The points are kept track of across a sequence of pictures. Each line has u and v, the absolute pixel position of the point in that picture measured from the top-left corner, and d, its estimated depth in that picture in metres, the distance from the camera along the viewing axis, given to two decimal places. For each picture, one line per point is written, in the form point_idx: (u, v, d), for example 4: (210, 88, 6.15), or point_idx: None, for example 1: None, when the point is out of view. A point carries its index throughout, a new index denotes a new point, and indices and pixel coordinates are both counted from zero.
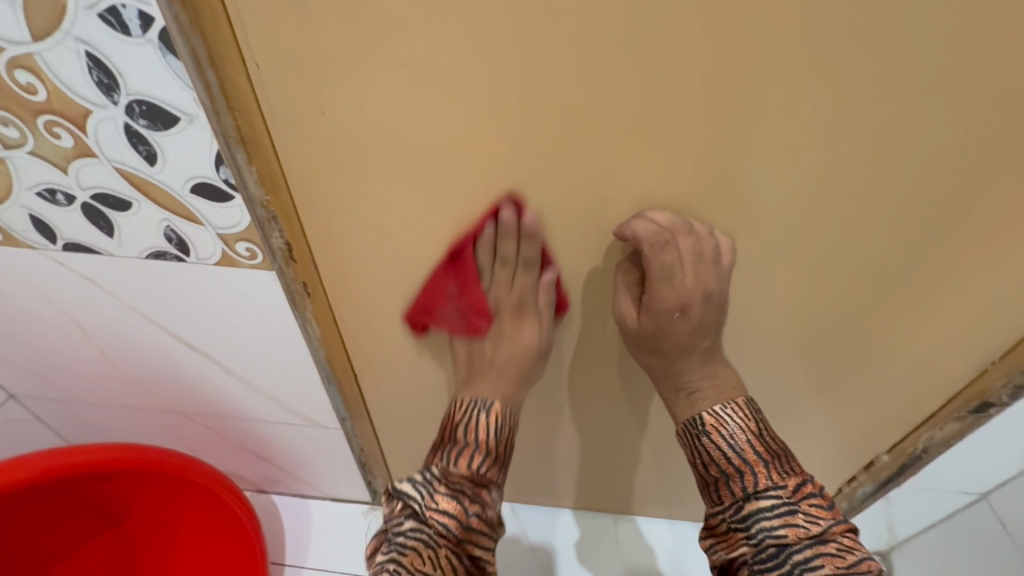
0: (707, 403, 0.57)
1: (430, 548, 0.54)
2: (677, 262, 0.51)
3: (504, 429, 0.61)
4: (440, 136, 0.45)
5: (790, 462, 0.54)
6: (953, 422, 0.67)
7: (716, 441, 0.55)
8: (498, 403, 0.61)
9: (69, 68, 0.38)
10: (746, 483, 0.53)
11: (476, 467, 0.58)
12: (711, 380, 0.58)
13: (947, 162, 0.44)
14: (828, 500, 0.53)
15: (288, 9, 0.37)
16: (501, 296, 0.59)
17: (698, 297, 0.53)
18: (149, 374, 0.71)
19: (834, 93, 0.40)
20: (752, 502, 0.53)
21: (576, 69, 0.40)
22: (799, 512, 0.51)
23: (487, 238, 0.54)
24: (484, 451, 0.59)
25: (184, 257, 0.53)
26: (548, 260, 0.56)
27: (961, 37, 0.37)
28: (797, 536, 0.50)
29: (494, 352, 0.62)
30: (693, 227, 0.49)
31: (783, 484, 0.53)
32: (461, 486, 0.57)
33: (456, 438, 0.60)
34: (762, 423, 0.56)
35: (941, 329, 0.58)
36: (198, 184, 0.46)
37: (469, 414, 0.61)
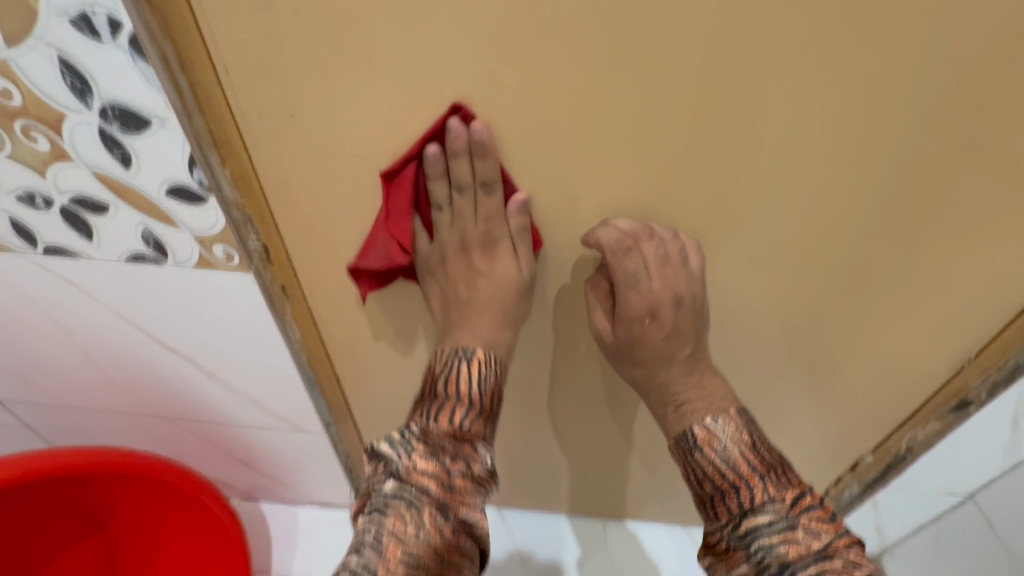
0: (698, 416, 0.56)
1: (413, 508, 0.49)
2: (643, 268, 0.51)
3: (490, 379, 0.56)
4: (408, 139, 0.46)
5: (786, 475, 0.53)
6: (933, 421, 0.67)
7: (709, 455, 0.54)
8: (482, 350, 0.56)
9: (43, 73, 0.39)
10: (742, 498, 0.52)
11: (458, 422, 0.53)
12: (696, 388, 0.58)
13: (907, 162, 0.45)
14: (830, 514, 0.51)
15: (254, 17, 0.38)
16: (466, 227, 0.53)
17: (668, 301, 0.54)
18: (131, 377, 0.72)
19: (791, 95, 0.41)
20: (749, 517, 0.51)
21: (538, 72, 0.41)
22: (798, 527, 0.49)
23: (435, 163, 0.47)
24: (467, 404, 0.54)
25: (162, 260, 0.54)
26: (511, 184, 0.49)
27: (912, 38, 0.37)
28: (798, 553, 0.48)
29: (471, 294, 0.56)
30: (655, 231, 0.51)
31: (780, 498, 0.51)
32: (443, 443, 0.52)
33: (437, 391, 0.55)
34: (756, 436, 0.55)
35: (915, 328, 0.58)
36: (173, 187, 0.46)
37: (449, 364, 0.55)
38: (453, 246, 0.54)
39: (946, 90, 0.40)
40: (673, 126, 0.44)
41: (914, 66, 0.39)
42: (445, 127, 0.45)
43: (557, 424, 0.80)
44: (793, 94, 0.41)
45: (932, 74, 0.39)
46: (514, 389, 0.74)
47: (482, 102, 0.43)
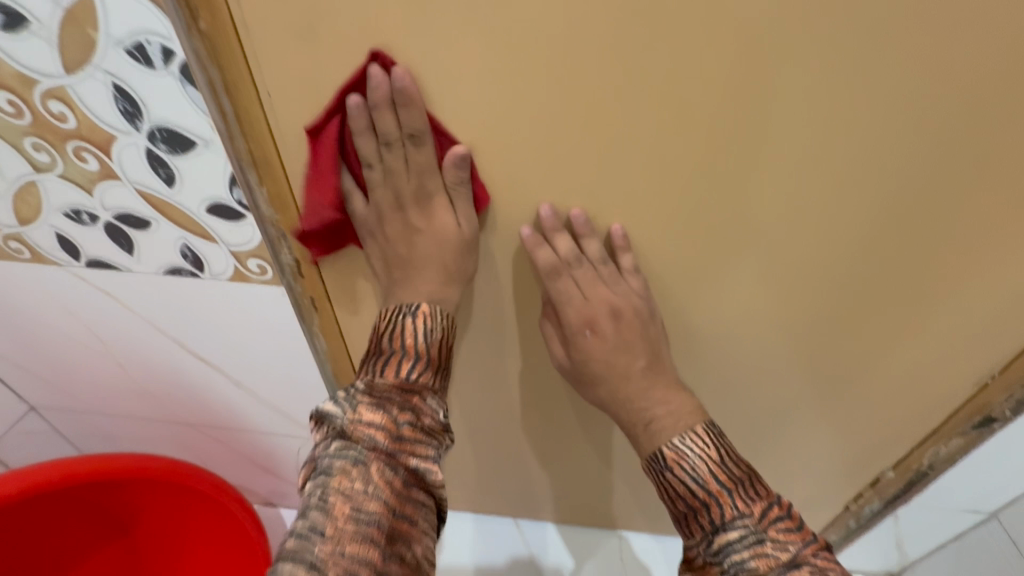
0: (665, 436, 0.55)
1: (358, 464, 0.44)
2: (573, 288, 0.56)
3: (437, 332, 0.52)
4: (439, 157, 0.47)
5: (755, 488, 0.52)
6: (956, 438, 0.66)
7: (679, 475, 0.53)
8: (426, 304, 0.52)
9: (98, 98, 0.42)
10: (713, 516, 0.51)
11: (406, 374, 0.49)
12: (662, 401, 0.58)
13: (931, 183, 0.45)
14: (797, 521, 0.51)
15: (298, 44, 0.40)
16: (399, 183, 0.50)
17: (604, 314, 0.56)
18: (160, 384, 0.74)
19: (817, 119, 0.42)
20: (720, 535, 0.50)
21: (569, 94, 0.42)
22: (767, 540, 0.49)
23: (358, 116, 0.45)
24: (414, 356, 0.50)
25: (198, 273, 0.56)
26: (443, 132, 0.46)
27: (941, 61, 0.38)
28: (769, 567, 0.47)
29: (411, 253, 0.53)
30: (583, 257, 0.54)
31: (749, 512, 0.50)
32: (389, 395, 0.47)
33: (381, 347, 0.50)
34: (724, 449, 0.54)
35: (938, 344, 0.58)
36: (212, 205, 0.48)
37: (394, 320, 0.51)
38: (388, 203, 0.51)
39: (974, 110, 0.40)
40: (700, 147, 0.44)
41: (942, 87, 0.39)
42: (366, 77, 0.42)
43: (574, 432, 0.81)
44: (820, 115, 0.42)
45: (960, 95, 0.40)
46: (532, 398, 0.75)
47: (512, 122, 0.44)
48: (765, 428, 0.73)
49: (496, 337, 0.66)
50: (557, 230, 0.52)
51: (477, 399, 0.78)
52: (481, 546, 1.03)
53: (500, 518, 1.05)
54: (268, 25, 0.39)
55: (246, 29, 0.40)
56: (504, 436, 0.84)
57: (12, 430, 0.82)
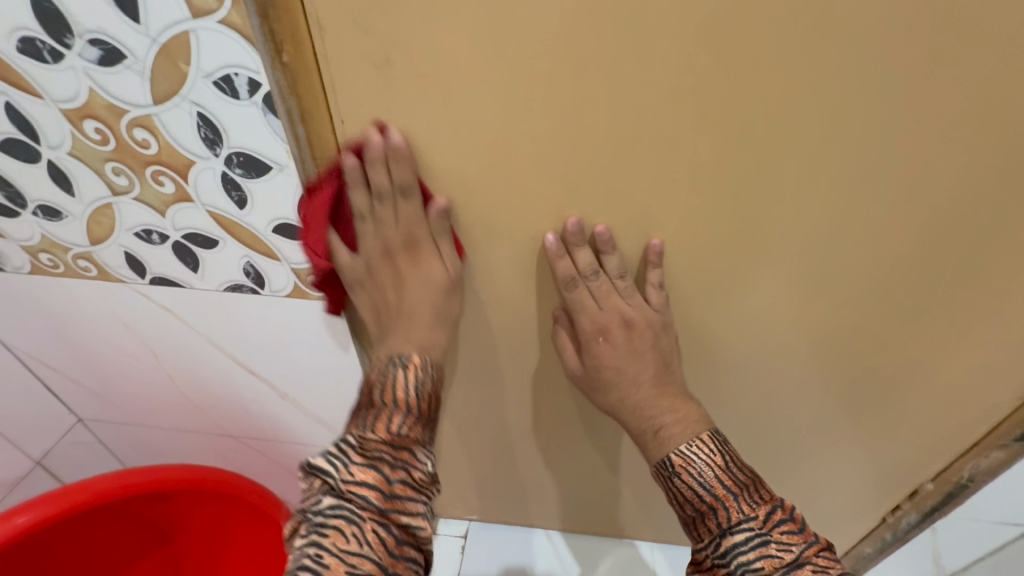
0: (674, 444, 0.55)
1: (353, 523, 0.46)
2: (591, 297, 0.56)
3: (425, 384, 0.54)
4: (497, 181, 0.49)
5: (759, 491, 0.52)
6: (997, 451, 0.66)
7: (687, 481, 0.53)
8: (417, 355, 0.54)
9: (181, 126, 0.44)
10: (720, 519, 0.51)
11: (396, 428, 0.51)
12: (667, 408, 0.58)
13: (980, 203, 0.46)
14: (800, 523, 0.51)
15: (372, 75, 0.42)
16: (387, 235, 0.52)
17: (616, 323, 0.57)
18: (207, 397, 0.76)
19: (869, 142, 0.43)
20: (727, 537, 0.50)
21: (629, 115, 0.43)
22: (771, 542, 0.49)
23: (353, 173, 0.47)
24: (405, 411, 0.52)
25: (258, 290, 0.58)
26: (427, 191, 0.50)
27: (1002, 76, 0.39)
28: (773, 568, 0.47)
29: (400, 300, 0.55)
30: (601, 270, 0.55)
31: (754, 515, 0.50)
32: (380, 452, 0.49)
33: (373, 402, 0.52)
34: (729, 455, 0.54)
35: (980, 359, 0.59)
36: (280, 224, 0.51)
37: (384, 373, 0.53)
38: (376, 254, 0.53)
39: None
40: (755, 163, 0.46)
41: (992, 111, 0.41)
42: (363, 143, 0.46)
43: (612, 444, 0.81)
44: (876, 132, 0.43)
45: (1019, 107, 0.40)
46: (569, 409, 0.76)
47: (568, 145, 0.46)
48: (802, 440, 0.74)
49: (539, 352, 0.67)
50: (580, 244, 0.52)
51: (516, 412, 0.78)
52: (505, 550, 1.03)
53: (531, 529, 1.05)
54: (347, 55, 0.41)
55: (326, 61, 0.42)
56: (541, 445, 0.84)
57: (60, 442, 0.84)
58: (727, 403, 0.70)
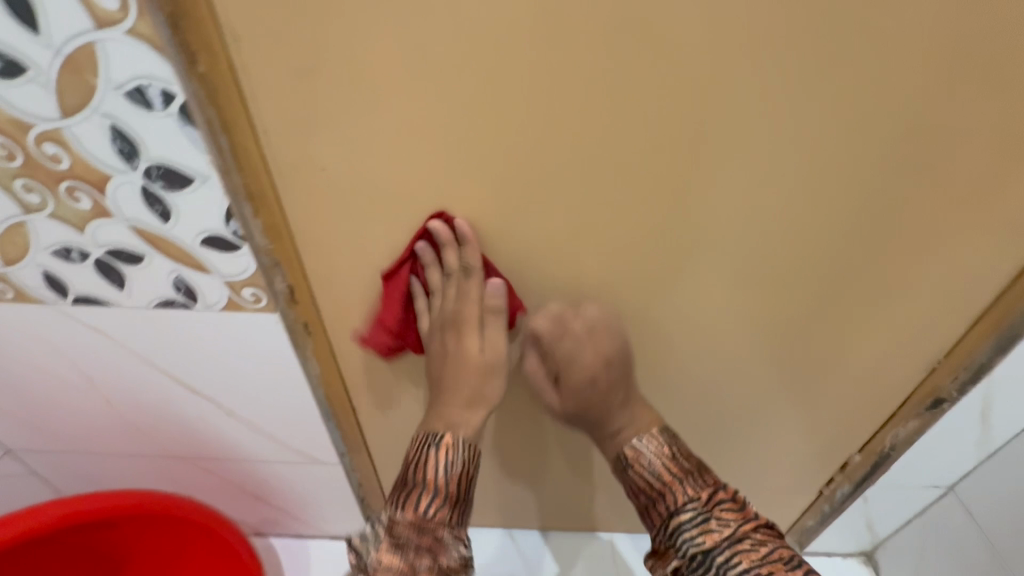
0: (626, 438, 0.61)
1: None
2: (576, 345, 0.59)
3: (456, 464, 0.57)
4: (427, 185, 0.50)
5: (703, 477, 0.59)
6: (912, 419, 0.71)
7: (639, 471, 0.60)
8: (449, 437, 0.57)
9: (94, 139, 0.43)
10: (668, 503, 0.58)
11: (424, 510, 0.55)
12: (624, 414, 0.62)
13: (875, 193, 0.50)
14: (740, 502, 0.58)
15: (292, 82, 0.42)
16: (445, 307, 0.57)
17: (601, 365, 0.60)
18: (147, 418, 0.73)
19: (772, 139, 0.46)
20: (674, 518, 0.57)
21: (550, 117, 0.45)
22: (712, 518, 0.56)
23: (425, 253, 0.54)
24: (433, 491, 0.56)
25: (191, 304, 0.56)
26: (490, 268, 0.56)
27: (880, 74, 0.42)
28: (714, 541, 0.54)
29: (442, 374, 0.59)
30: (579, 312, 0.59)
31: (697, 496, 0.57)
32: (406, 537, 0.54)
33: (406, 480, 0.57)
34: (677, 446, 0.61)
35: (892, 338, 0.63)
36: (208, 237, 0.49)
37: (419, 452, 0.57)
38: (433, 326, 0.59)
39: (916, 112, 0.45)
40: (675, 160, 0.48)
41: (875, 107, 0.44)
42: (429, 230, 0.53)
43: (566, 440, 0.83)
44: (778, 129, 0.46)
45: (902, 100, 0.44)
46: (520, 410, 0.77)
47: (493, 148, 0.47)
48: (743, 425, 0.77)
49: None
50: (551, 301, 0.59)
51: None
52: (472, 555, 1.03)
53: (495, 530, 1.06)
54: (265, 65, 0.41)
55: (244, 70, 0.42)
56: (498, 448, 0.85)
57: None
58: (672, 393, 0.73)
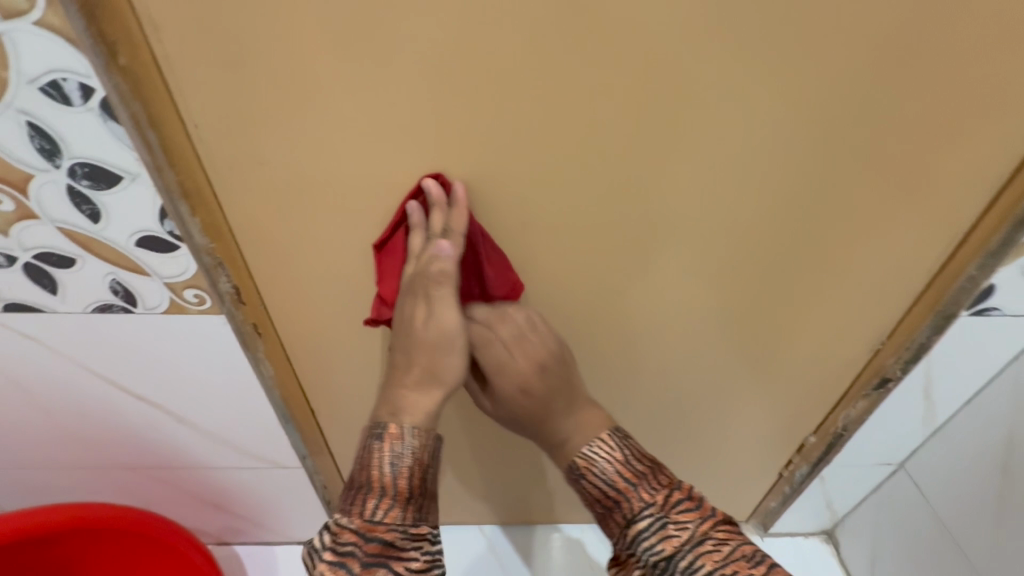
0: (576, 447, 0.58)
1: None
2: (504, 350, 0.57)
3: (403, 456, 0.52)
4: (369, 179, 0.49)
5: (658, 477, 0.55)
6: (861, 399, 0.73)
7: (593, 481, 0.56)
8: (391, 426, 0.52)
9: (11, 137, 0.41)
10: (624, 511, 0.54)
11: (371, 512, 0.50)
12: (573, 420, 0.59)
13: (816, 182, 0.51)
14: (699, 501, 0.54)
15: (219, 74, 0.41)
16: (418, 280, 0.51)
17: (531, 370, 0.58)
18: (93, 429, 0.70)
19: (712, 129, 0.47)
20: (632, 526, 0.53)
21: (488, 107, 0.45)
22: (669, 522, 0.52)
23: (413, 217, 0.50)
24: (379, 491, 0.51)
25: (131, 308, 0.54)
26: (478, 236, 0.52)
27: (810, 64, 0.43)
28: (675, 546, 0.50)
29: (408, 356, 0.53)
30: (507, 314, 0.58)
31: (653, 501, 0.53)
32: (351, 545, 0.50)
33: (353, 481, 0.52)
34: (630, 449, 0.57)
35: (839, 324, 0.64)
36: (143, 237, 0.48)
37: (365, 449, 0.53)
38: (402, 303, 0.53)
39: (851, 100, 0.45)
40: (617, 151, 0.48)
41: (808, 97, 0.45)
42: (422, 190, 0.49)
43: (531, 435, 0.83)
44: (715, 119, 0.46)
45: (834, 89, 0.44)
46: None
47: (434, 141, 0.46)
48: (703, 412, 0.78)
49: None
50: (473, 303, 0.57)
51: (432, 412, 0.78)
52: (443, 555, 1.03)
53: (466, 526, 1.05)
54: (189, 58, 0.40)
55: (168, 63, 0.40)
56: (464, 444, 0.84)
57: None
58: (631, 385, 0.73)
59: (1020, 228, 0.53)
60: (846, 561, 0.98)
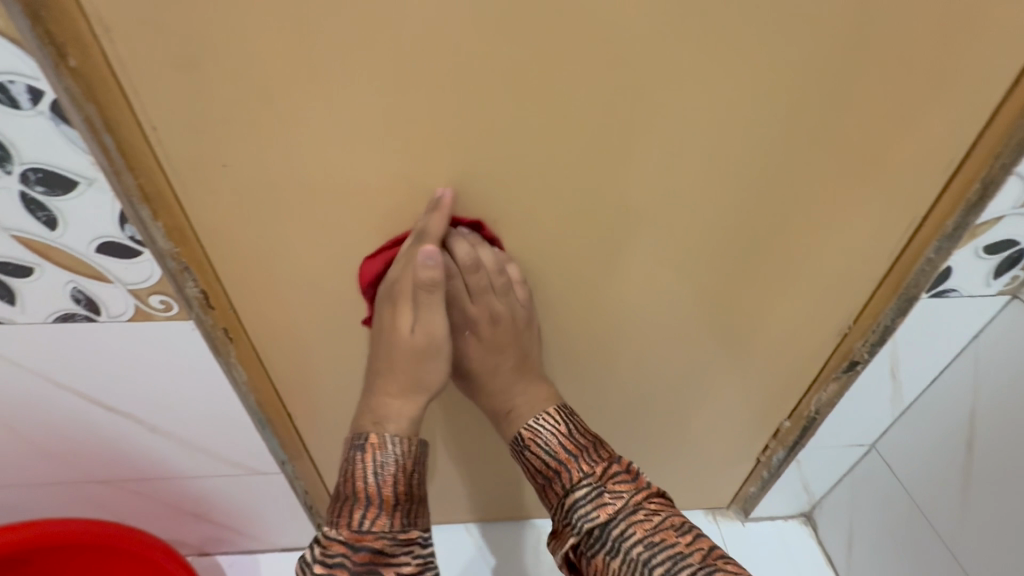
0: (522, 420, 0.61)
1: None
2: (465, 291, 0.58)
3: (387, 465, 0.54)
4: (335, 178, 0.48)
5: (599, 450, 0.58)
6: (832, 383, 0.75)
7: (536, 452, 0.59)
8: (373, 436, 0.55)
9: None
10: (564, 481, 0.57)
11: (360, 523, 0.53)
12: (523, 392, 0.62)
13: (779, 172, 0.52)
14: (635, 474, 0.57)
15: (175, 75, 0.40)
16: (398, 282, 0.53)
17: (484, 321, 0.59)
18: (62, 443, 0.69)
19: (675, 122, 0.47)
20: (570, 495, 0.56)
21: (451, 105, 0.44)
22: (606, 493, 0.55)
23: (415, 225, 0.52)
24: (367, 502, 0.53)
25: (95, 317, 0.53)
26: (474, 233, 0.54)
27: (768, 55, 0.44)
28: (608, 514, 0.54)
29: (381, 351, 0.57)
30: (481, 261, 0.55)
31: (592, 471, 0.56)
32: (341, 556, 0.52)
33: (337, 493, 0.54)
34: (574, 423, 0.60)
35: (808, 309, 0.66)
36: (104, 243, 0.47)
37: (346, 460, 0.55)
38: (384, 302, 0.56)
39: (807, 91, 0.46)
40: (583, 145, 0.48)
41: (768, 88, 0.46)
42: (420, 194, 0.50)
43: None
44: (678, 111, 0.47)
45: (793, 79, 0.45)
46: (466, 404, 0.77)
47: (400, 139, 0.46)
48: (681, 401, 0.79)
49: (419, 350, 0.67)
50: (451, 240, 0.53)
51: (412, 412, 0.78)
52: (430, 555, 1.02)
53: (452, 525, 1.05)
54: (143, 58, 0.39)
55: (120, 64, 0.40)
56: (446, 442, 0.84)
57: None
58: (609, 377, 0.74)
59: (971, 211, 0.55)
60: (824, 544, 1.00)
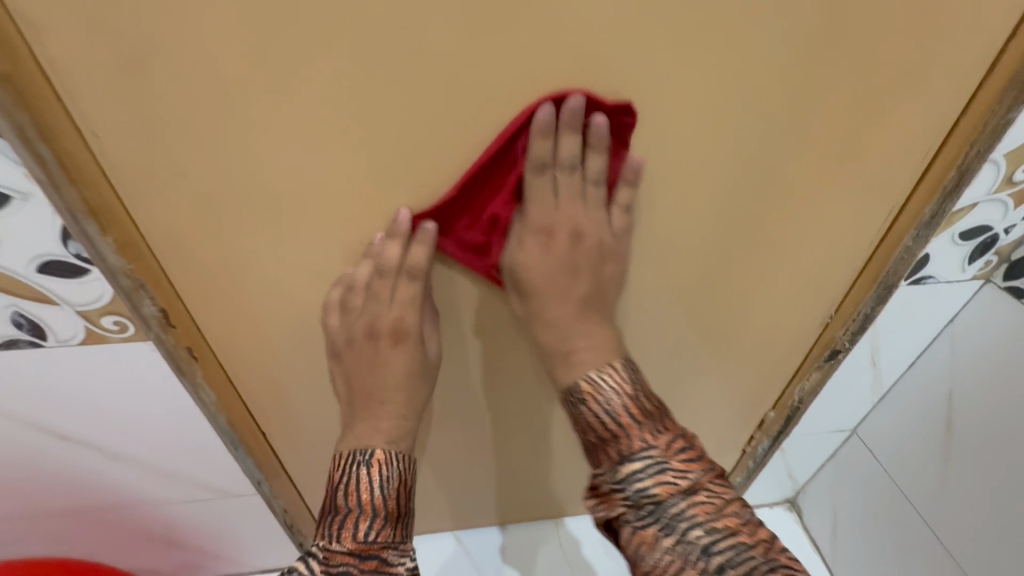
0: (582, 369, 0.51)
1: None
2: (555, 191, 0.49)
3: (392, 478, 0.52)
4: (303, 185, 0.45)
5: (663, 420, 0.49)
6: (815, 371, 0.75)
7: (592, 407, 0.49)
8: (380, 451, 0.52)
9: None
10: (621, 446, 0.48)
11: (365, 534, 0.49)
12: (589, 332, 0.53)
13: (761, 165, 0.51)
14: (699, 450, 0.49)
15: (117, 78, 0.37)
16: (378, 313, 0.53)
17: (565, 232, 0.51)
18: (14, 477, 0.64)
19: (656, 117, 0.46)
20: (626, 464, 0.47)
21: (423, 103, 0.42)
22: (669, 469, 0.47)
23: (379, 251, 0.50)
24: (373, 513, 0.50)
25: (41, 342, 0.49)
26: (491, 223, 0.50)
27: (750, 47, 0.42)
28: (669, 493, 0.46)
29: (363, 383, 0.55)
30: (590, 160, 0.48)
31: (656, 444, 0.47)
32: (347, 567, 0.48)
33: (337, 504, 0.50)
34: (640, 385, 0.51)
35: (791, 300, 0.66)
36: (46, 263, 0.43)
37: (347, 472, 0.51)
38: (361, 332, 0.54)
39: (789, 82, 0.45)
40: (563, 142, 0.46)
41: (749, 80, 0.45)
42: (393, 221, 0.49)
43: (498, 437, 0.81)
44: (659, 105, 0.45)
45: (774, 71, 0.44)
46: (449, 412, 0.74)
47: (369, 141, 0.43)
48: (667, 396, 0.78)
49: None
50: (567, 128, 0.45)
51: None
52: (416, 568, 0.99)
53: (438, 534, 1.02)
54: (79, 60, 0.36)
55: (54, 66, 0.36)
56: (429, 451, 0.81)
57: None
58: (640, 316, 0.65)
59: (948, 199, 0.55)
60: (809, 530, 1.02)
